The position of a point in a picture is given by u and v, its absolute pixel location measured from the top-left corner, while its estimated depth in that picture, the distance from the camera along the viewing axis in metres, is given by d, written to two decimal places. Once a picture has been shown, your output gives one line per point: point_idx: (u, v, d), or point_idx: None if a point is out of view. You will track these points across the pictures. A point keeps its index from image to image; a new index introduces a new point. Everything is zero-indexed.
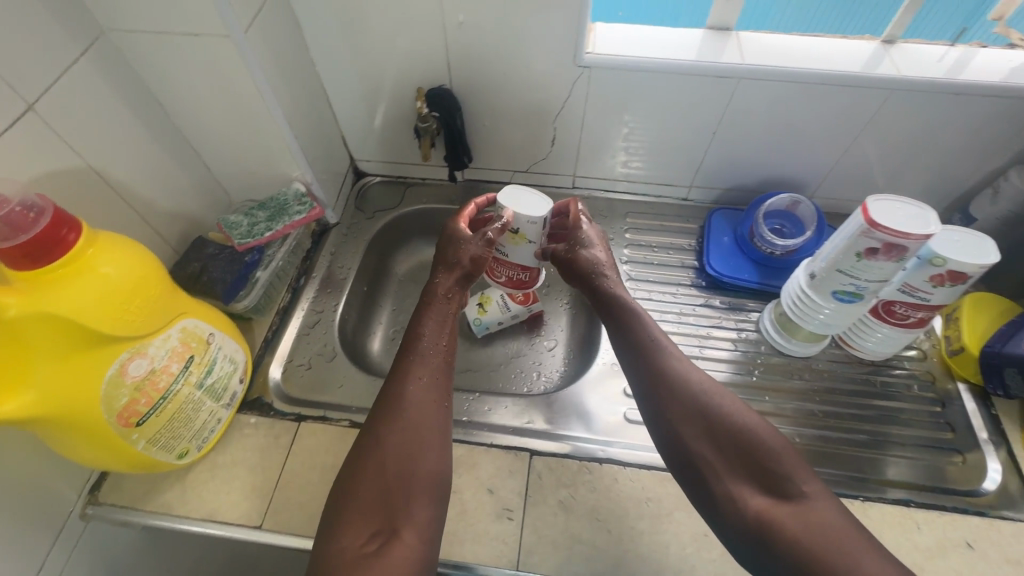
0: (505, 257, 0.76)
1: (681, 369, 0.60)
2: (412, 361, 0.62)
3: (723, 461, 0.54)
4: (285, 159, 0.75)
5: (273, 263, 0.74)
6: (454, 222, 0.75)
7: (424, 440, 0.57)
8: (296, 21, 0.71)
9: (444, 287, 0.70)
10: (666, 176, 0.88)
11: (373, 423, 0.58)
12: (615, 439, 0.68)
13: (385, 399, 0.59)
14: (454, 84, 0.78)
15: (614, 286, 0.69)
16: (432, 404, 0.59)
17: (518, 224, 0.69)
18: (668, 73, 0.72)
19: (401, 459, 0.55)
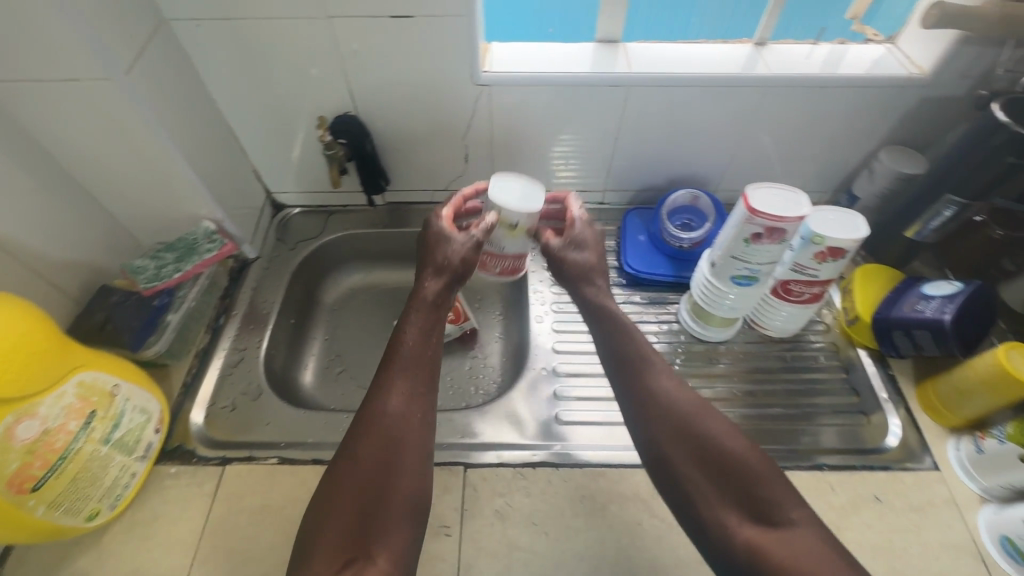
0: (499, 250, 0.66)
1: (667, 387, 0.59)
2: (393, 366, 0.59)
3: (714, 484, 0.52)
4: (190, 197, 0.74)
5: (185, 305, 0.72)
6: (435, 221, 0.69)
7: (404, 446, 0.54)
8: (188, 59, 0.70)
9: (426, 278, 0.67)
10: (580, 182, 0.92)
11: (351, 432, 0.55)
12: (548, 441, 0.69)
13: (364, 406, 0.57)
14: (360, 110, 0.79)
15: (602, 295, 0.68)
16: (415, 418, 0.56)
17: (512, 217, 0.62)
18: (564, 85, 0.75)
19: (378, 467, 0.52)
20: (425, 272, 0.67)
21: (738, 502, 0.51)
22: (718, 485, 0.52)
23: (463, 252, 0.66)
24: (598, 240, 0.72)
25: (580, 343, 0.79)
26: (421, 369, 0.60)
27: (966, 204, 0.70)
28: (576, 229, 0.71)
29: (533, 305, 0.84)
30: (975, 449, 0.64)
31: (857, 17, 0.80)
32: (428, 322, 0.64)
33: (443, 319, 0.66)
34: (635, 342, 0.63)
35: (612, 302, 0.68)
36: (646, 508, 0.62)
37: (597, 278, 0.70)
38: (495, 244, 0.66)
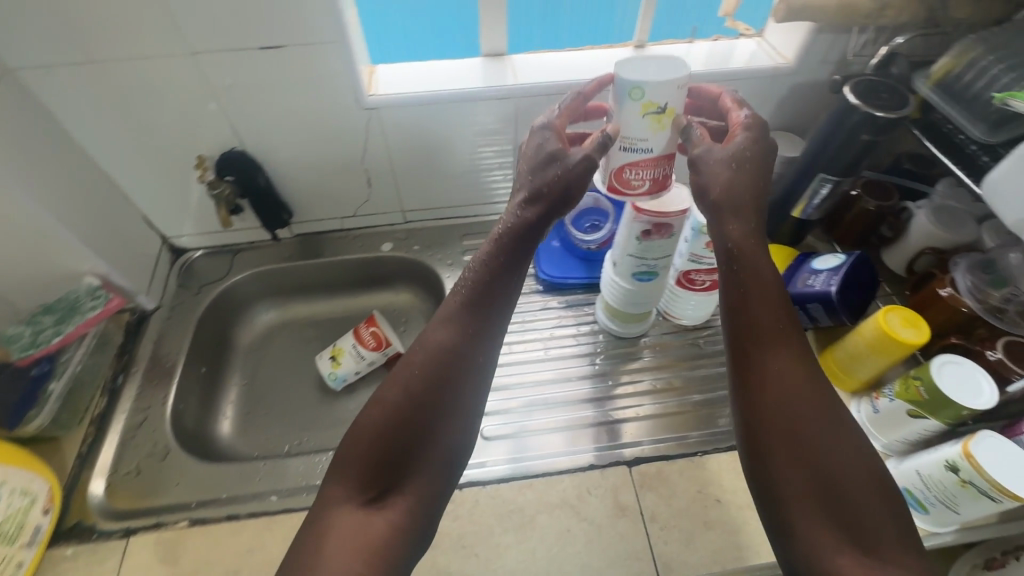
0: (649, 155, 0.53)
1: (783, 353, 0.50)
2: (444, 310, 0.56)
3: (791, 465, 0.47)
4: (66, 255, 0.69)
5: (69, 370, 0.68)
6: (549, 127, 0.57)
7: (446, 406, 0.52)
8: (44, 109, 0.66)
9: (519, 203, 0.57)
10: (490, 194, 0.92)
11: (397, 371, 0.54)
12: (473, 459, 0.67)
13: (414, 348, 0.55)
14: (247, 145, 0.76)
15: (744, 239, 0.53)
16: (473, 368, 0.53)
17: (661, 97, 0.48)
18: (454, 102, 0.76)
19: (398, 426, 0.50)
20: (518, 198, 0.57)
21: (805, 485, 0.46)
22: (798, 466, 0.46)
23: (563, 175, 0.54)
24: (761, 130, 0.55)
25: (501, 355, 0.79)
26: (471, 325, 0.55)
27: (839, 181, 0.74)
28: (736, 120, 0.56)
29: None
30: (872, 409, 0.67)
31: (729, 13, 0.83)
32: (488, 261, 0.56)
33: (528, 255, 0.57)
34: (760, 300, 0.52)
35: (762, 257, 0.53)
36: (574, 513, 0.62)
37: (747, 216, 0.53)
38: (632, 143, 0.52)
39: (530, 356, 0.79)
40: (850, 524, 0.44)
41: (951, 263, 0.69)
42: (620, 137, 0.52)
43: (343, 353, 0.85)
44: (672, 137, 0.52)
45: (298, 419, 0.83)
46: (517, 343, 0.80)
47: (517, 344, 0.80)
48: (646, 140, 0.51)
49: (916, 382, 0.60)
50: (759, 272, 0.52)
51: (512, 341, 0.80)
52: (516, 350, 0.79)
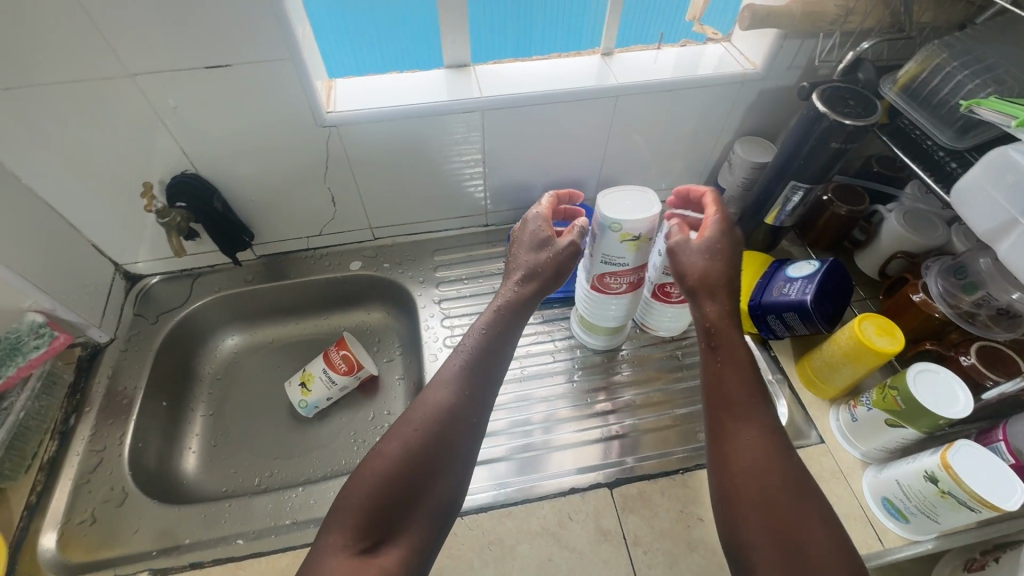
0: (624, 266, 0.63)
1: (757, 423, 0.53)
2: (443, 370, 0.58)
3: (765, 530, 0.48)
4: (4, 291, 0.64)
5: (13, 414, 0.64)
6: (536, 219, 0.66)
7: (443, 461, 0.53)
8: None
9: (515, 280, 0.64)
10: (461, 208, 0.90)
11: (400, 421, 0.55)
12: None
13: (416, 402, 0.56)
14: (201, 166, 0.72)
15: (717, 315, 0.57)
16: (466, 429, 0.55)
17: (631, 228, 0.58)
18: (417, 117, 0.73)
19: (398, 475, 0.51)
20: (515, 276, 0.64)
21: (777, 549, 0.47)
22: (772, 530, 0.48)
23: (553, 258, 0.63)
24: (728, 228, 0.62)
25: None
26: (470, 385, 0.57)
27: (810, 188, 0.74)
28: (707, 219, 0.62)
29: (425, 342, 0.81)
30: (850, 417, 0.67)
31: (697, 18, 0.81)
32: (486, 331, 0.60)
33: (519, 329, 0.62)
34: (732, 375, 0.56)
35: (738, 333, 0.57)
36: (555, 540, 0.61)
37: (723, 297, 0.58)
38: (610, 258, 0.62)
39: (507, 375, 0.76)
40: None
41: (923, 268, 0.70)
42: (601, 253, 0.62)
43: (313, 379, 0.81)
44: (644, 254, 0.62)
45: (268, 450, 0.79)
46: None
47: None
48: (622, 257, 0.61)
49: (894, 392, 0.60)
50: (731, 347, 0.56)
51: None
52: None
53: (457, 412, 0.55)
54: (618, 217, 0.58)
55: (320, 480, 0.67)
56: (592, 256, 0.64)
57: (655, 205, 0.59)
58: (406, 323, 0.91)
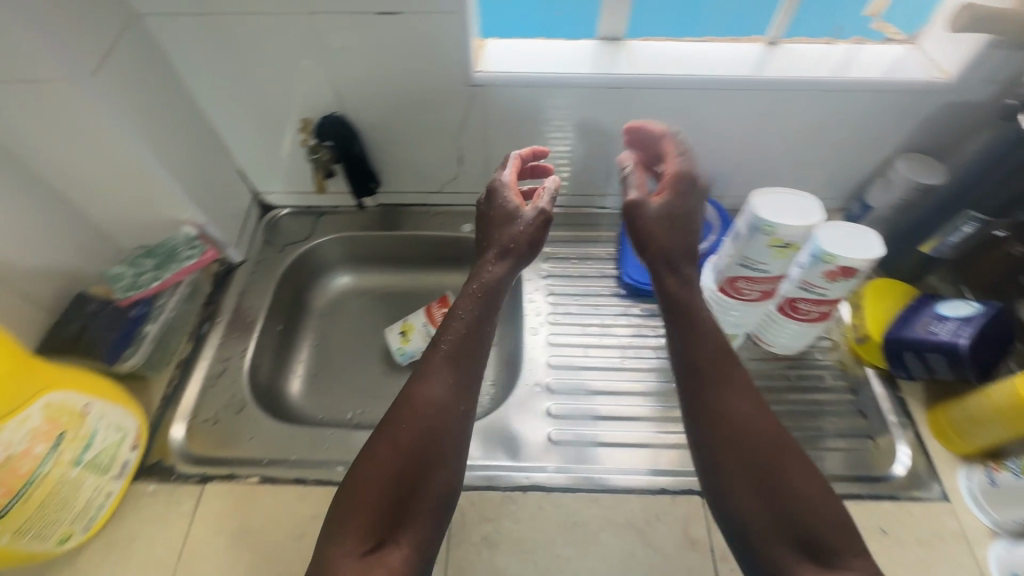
0: (763, 273, 0.59)
1: (738, 390, 0.54)
2: (433, 361, 0.57)
3: (757, 499, 0.49)
4: (168, 201, 0.70)
5: (164, 314, 0.68)
6: (501, 197, 0.69)
7: (439, 450, 0.53)
8: (164, 56, 0.66)
9: (488, 259, 0.66)
10: (580, 186, 0.88)
11: (392, 418, 0.54)
12: (542, 461, 0.66)
13: (408, 394, 0.55)
14: (348, 110, 0.75)
15: (682, 287, 0.61)
16: (459, 408, 0.55)
17: (789, 236, 0.54)
18: (562, 86, 0.71)
19: (399, 475, 0.50)
20: (490, 255, 0.67)
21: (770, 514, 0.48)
22: (764, 498, 0.48)
23: (524, 228, 0.67)
24: (688, 179, 0.65)
25: (575, 357, 0.76)
26: (461, 365, 0.58)
27: (988, 221, 0.68)
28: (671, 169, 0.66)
29: (527, 314, 0.81)
30: (988, 481, 0.60)
31: (878, 13, 0.74)
32: (467, 311, 0.61)
33: (495, 312, 0.63)
34: (700, 336, 0.57)
35: (705, 312, 0.59)
36: (640, 537, 0.60)
37: (687, 265, 0.63)
38: (752, 262, 0.58)
39: (606, 363, 0.75)
40: (814, 545, 0.46)
41: None
42: (744, 255, 0.59)
43: (413, 329, 0.84)
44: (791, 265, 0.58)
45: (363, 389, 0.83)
46: (593, 348, 0.77)
47: (593, 350, 0.77)
48: (766, 264, 0.58)
49: None
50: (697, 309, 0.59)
51: (588, 345, 0.77)
52: (591, 355, 0.76)
53: (449, 396, 0.55)
54: (777, 220, 0.54)
55: None
56: (731, 257, 0.61)
57: (820, 213, 0.55)
58: (506, 292, 0.91)
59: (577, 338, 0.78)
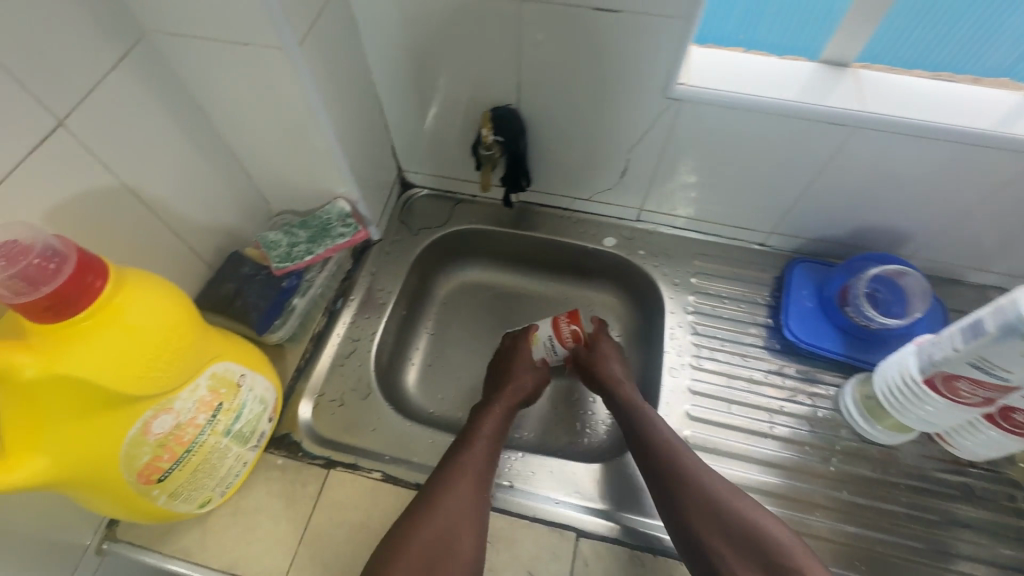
0: (995, 381, 0.51)
1: (684, 462, 0.59)
2: (472, 446, 0.62)
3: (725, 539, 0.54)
4: (331, 174, 0.69)
5: (312, 289, 0.68)
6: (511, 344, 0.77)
7: (465, 525, 0.55)
8: (355, 24, 0.63)
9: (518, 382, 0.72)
10: (743, 219, 0.80)
11: (435, 483, 0.58)
12: (640, 517, 0.62)
13: (460, 458, 0.60)
14: (522, 104, 0.69)
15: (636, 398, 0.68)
16: (482, 481, 0.59)
17: None
18: (770, 113, 0.62)
19: (450, 537, 0.54)
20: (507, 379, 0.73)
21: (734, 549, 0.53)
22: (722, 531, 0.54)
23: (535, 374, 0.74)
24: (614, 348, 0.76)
25: (716, 413, 0.69)
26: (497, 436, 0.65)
27: None
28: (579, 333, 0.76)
29: (667, 353, 0.74)
30: None
31: None
32: (507, 412, 0.68)
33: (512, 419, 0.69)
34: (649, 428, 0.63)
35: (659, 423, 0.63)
36: None
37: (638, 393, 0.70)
38: (992, 367, 0.50)
39: (752, 427, 0.68)
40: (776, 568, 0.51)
41: None
42: (983, 356, 0.50)
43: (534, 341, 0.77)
44: None
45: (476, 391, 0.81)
46: (737, 404, 0.70)
47: (737, 411, 0.69)
48: (1007, 373, 0.49)
49: None
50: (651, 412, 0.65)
51: (731, 400, 0.70)
52: (735, 413, 0.69)
53: (473, 477, 0.59)
54: None
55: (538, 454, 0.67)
56: (960, 352, 0.52)
57: None
58: (636, 317, 0.85)
59: (720, 391, 0.71)
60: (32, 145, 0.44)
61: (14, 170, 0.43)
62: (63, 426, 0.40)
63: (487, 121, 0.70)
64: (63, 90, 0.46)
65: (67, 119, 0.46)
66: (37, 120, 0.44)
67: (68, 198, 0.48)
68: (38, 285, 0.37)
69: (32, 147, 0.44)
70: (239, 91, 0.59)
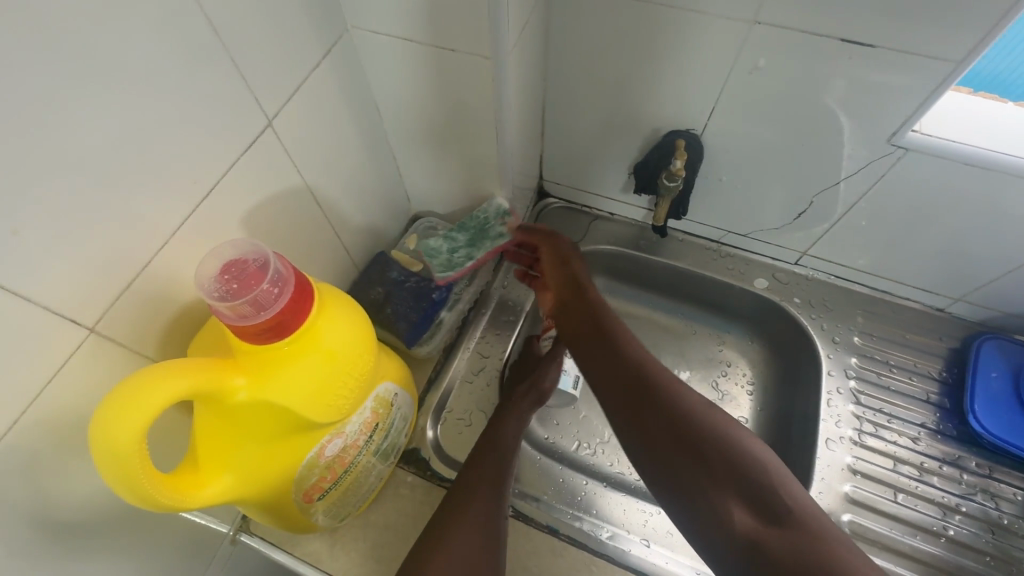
0: None
1: (670, 392, 0.46)
2: (481, 455, 0.55)
3: (744, 508, 0.39)
4: (490, 184, 0.66)
5: (457, 304, 0.69)
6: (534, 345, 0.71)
7: (486, 536, 0.48)
8: (545, 29, 0.59)
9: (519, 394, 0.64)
10: (927, 282, 0.70)
11: (451, 499, 0.51)
12: (674, 555, 0.60)
13: (472, 470, 0.53)
14: (706, 129, 0.63)
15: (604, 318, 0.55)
16: (491, 488, 0.52)
17: None
18: (1020, 178, 0.53)
19: (475, 554, 0.46)
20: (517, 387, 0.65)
21: (759, 526, 0.38)
22: (752, 501, 0.40)
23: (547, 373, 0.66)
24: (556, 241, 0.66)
25: (883, 501, 0.63)
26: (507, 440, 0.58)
27: None
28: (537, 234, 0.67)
29: (824, 421, 0.68)
30: None
31: None
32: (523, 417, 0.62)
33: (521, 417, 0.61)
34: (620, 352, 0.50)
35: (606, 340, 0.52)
36: None
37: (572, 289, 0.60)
38: None
39: (923, 521, 0.62)
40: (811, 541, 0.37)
41: None
42: None
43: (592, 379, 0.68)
44: None
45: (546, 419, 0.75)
46: (905, 493, 0.63)
47: (909, 500, 0.63)
48: None
49: None
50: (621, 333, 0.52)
51: (898, 487, 0.63)
52: (902, 503, 0.63)
53: (483, 485, 0.52)
54: None
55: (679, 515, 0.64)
56: None
57: None
58: (778, 368, 0.77)
59: (885, 475, 0.64)
60: (246, 146, 0.43)
61: (229, 172, 0.42)
62: (256, 449, 0.39)
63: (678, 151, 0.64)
64: (276, 88, 0.44)
65: (275, 119, 0.45)
66: (252, 121, 0.43)
67: (263, 198, 0.47)
68: (263, 308, 0.35)
69: (245, 149, 0.43)
70: (423, 92, 0.56)
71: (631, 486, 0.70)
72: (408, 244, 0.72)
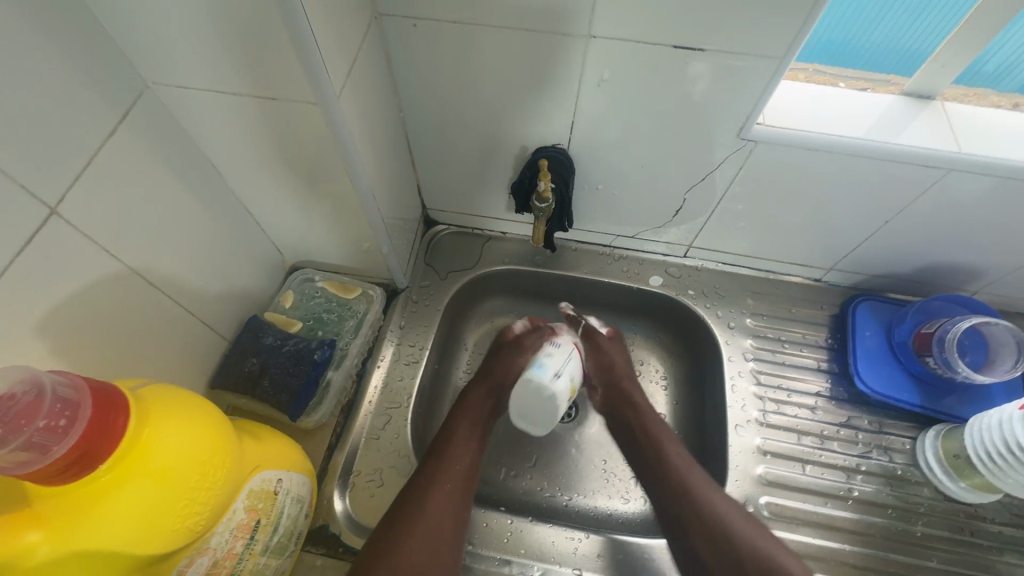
0: None
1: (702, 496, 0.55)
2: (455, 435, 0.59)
3: (705, 541, 0.52)
4: (362, 229, 0.61)
5: (346, 360, 0.65)
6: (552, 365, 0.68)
7: (447, 521, 0.52)
8: (386, 57, 0.55)
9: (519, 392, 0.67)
10: (801, 258, 0.74)
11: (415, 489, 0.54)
12: None
13: (436, 471, 0.55)
14: (570, 142, 0.63)
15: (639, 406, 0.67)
16: (464, 474, 0.56)
17: None
18: (855, 155, 0.56)
19: (435, 535, 0.51)
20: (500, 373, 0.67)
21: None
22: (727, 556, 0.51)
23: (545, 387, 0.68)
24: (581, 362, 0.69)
25: (793, 476, 0.65)
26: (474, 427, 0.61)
27: None
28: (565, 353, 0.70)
29: (731, 408, 0.70)
30: None
31: None
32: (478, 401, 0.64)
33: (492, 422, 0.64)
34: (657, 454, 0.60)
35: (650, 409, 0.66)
36: None
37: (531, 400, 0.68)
38: None
39: (832, 486, 0.65)
40: None
41: None
42: None
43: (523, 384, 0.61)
44: None
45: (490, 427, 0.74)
46: (812, 464, 0.66)
47: (817, 470, 0.66)
48: None
49: None
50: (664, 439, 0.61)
51: (806, 460, 0.66)
52: (810, 474, 0.65)
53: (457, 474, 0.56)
54: None
55: (609, 535, 0.62)
56: None
57: None
58: (685, 360, 0.79)
59: (791, 450, 0.67)
60: (23, 243, 0.36)
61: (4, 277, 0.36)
62: None
63: (547, 172, 0.62)
64: (51, 171, 0.37)
65: (61, 205, 0.39)
66: (27, 213, 0.36)
67: (67, 295, 0.40)
68: (48, 448, 0.30)
69: (20, 249, 0.36)
70: (260, 145, 0.50)
71: (563, 507, 0.69)
72: (284, 302, 0.68)
